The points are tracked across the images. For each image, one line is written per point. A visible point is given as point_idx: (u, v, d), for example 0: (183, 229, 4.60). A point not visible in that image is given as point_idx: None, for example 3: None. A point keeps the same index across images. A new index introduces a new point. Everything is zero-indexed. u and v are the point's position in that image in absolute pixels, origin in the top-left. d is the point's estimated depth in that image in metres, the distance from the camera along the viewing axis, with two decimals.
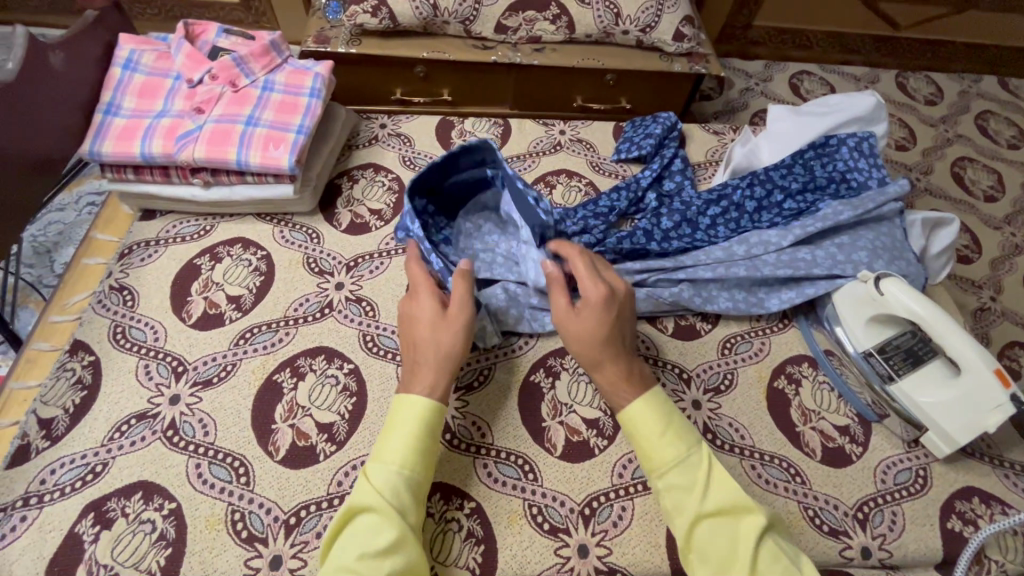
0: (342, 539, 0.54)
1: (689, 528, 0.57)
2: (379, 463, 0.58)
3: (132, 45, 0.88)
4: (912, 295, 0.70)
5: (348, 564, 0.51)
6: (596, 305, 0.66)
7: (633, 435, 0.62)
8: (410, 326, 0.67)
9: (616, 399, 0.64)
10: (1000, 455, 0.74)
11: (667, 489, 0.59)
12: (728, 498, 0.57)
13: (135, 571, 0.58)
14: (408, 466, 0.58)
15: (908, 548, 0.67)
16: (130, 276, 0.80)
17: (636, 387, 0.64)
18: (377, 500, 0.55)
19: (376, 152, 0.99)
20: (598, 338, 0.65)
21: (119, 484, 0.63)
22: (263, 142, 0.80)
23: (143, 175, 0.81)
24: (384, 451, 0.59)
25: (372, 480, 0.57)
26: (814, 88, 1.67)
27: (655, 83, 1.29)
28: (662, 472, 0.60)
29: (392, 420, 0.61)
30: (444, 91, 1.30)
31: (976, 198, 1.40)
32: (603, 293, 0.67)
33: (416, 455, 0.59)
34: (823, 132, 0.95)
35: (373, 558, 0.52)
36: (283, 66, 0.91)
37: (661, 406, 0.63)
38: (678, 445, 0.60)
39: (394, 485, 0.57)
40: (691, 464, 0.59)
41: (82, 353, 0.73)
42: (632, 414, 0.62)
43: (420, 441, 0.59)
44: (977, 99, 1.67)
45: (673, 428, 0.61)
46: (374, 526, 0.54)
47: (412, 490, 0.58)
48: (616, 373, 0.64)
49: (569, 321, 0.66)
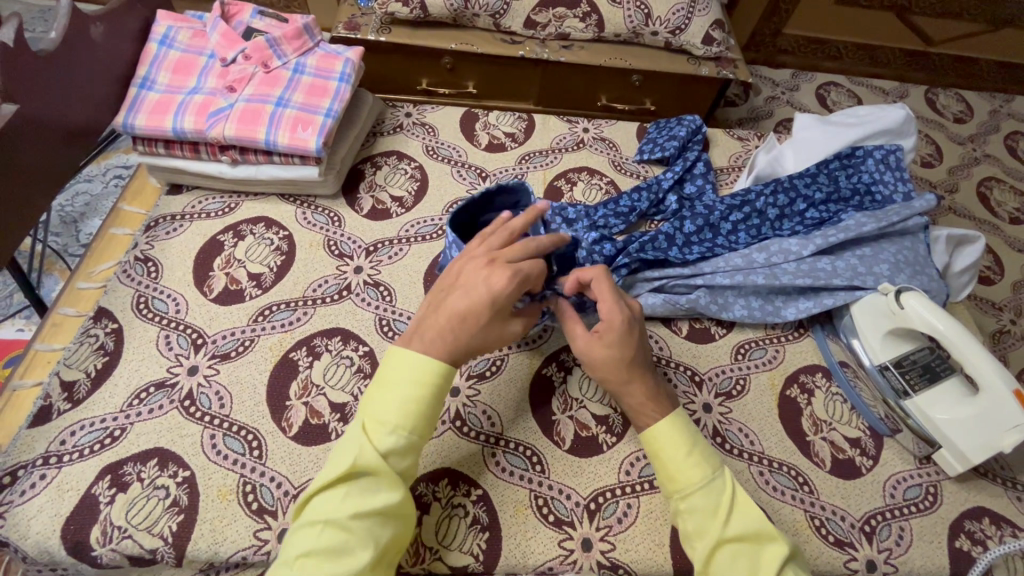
0: (333, 492, 0.53)
1: (710, 554, 0.56)
2: (386, 423, 0.55)
3: (169, 23, 0.90)
4: (933, 311, 0.70)
5: (341, 521, 0.51)
6: (620, 329, 0.62)
7: (660, 455, 0.61)
8: (483, 302, 0.59)
9: (641, 416, 0.63)
10: (1013, 477, 0.73)
11: (689, 512, 0.58)
12: (752, 524, 0.56)
13: (148, 535, 0.60)
14: (414, 432, 0.57)
15: (914, 564, 0.66)
16: (155, 248, 0.81)
17: (663, 408, 0.63)
18: (382, 465, 0.54)
19: (400, 140, 0.99)
20: (622, 362, 0.62)
21: (136, 449, 0.64)
22: (292, 124, 0.81)
23: (173, 150, 0.83)
24: (393, 412, 0.56)
25: (377, 440, 0.55)
26: (841, 99, 1.65)
27: (681, 86, 1.29)
28: (686, 495, 0.59)
29: (403, 378, 0.57)
30: (469, 83, 1.31)
31: (1001, 220, 1.37)
32: (626, 317, 0.63)
33: (421, 422, 0.57)
34: (849, 144, 0.95)
35: (370, 522, 0.52)
36: (315, 50, 0.92)
37: (686, 429, 0.62)
38: (704, 468, 0.59)
39: (399, 450, 0.55)
40: (715, 486, 0.59)
41: (106, 320, 0.74)
42: (659, 433, 0.62)
43: (429, 409, 0.58)
44: (1007, 119, 1.64)
45: (699, 451, 0.61)
46: (375, 489, 0.53)
47: (411, 453, 0.57)
48: (644, 394, 0.63)
49: (590, 349, 0.63)
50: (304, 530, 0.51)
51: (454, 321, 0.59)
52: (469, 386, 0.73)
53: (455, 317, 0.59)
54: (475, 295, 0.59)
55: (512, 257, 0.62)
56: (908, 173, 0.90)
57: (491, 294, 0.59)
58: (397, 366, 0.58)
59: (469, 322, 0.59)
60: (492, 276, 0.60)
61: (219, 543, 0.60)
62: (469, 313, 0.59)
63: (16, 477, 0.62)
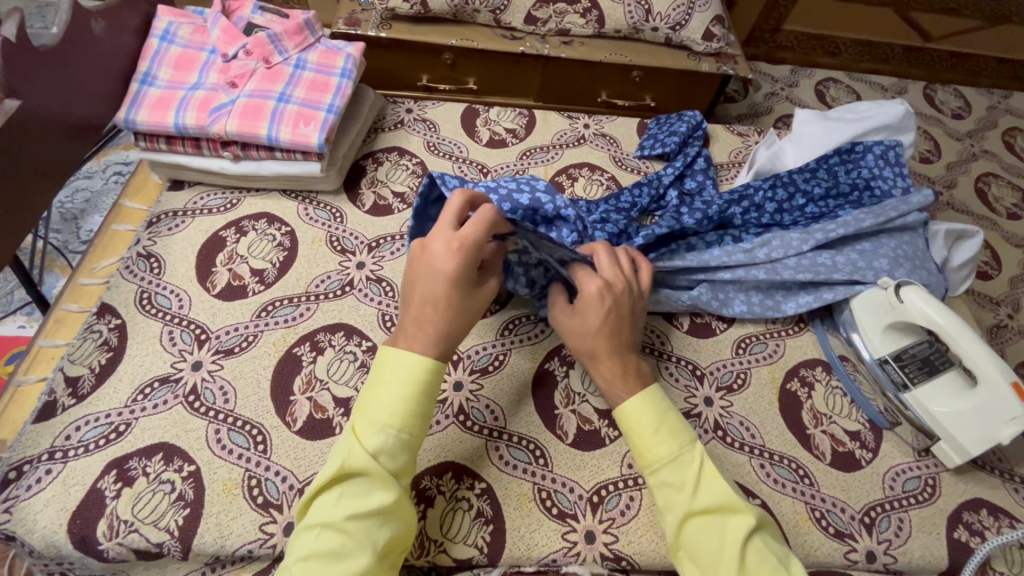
0: (330, 495, 0.54)
1: (679, 525, 0.56)
2: (376, 423, 0.56)
3: (169, 18, 0.89)
4: (932, 305, 0.70)
5: (337, 524, 0.51)
6: (593, 299, 0.63)
7: (629, 431, 0.61)
8: (446, 286, 0.59)
9: (614, 396, 0.64)
10: (1010, 470, 0.74)
11: (659, 486, 0.59)
12: (717, 495, 0.56)
13: (154, 529, 0.60)
14: (405, 430, 0.57)
15: (913, 555, 0.67)
16: (158, 244, 0.81)
17: (634, 385, 0.64)
18: (372, 464, 0.54)
19: (401, 136, 1.00)
20: (592, 331, 0.64)
21: (141, 444, 0.65)
22: (294, 119, 0.81)
23: (175, 146, 0.83)
24: (382, 411, 0.56)
25: (366, 440, 0.55)
26: (840, 96, 1.65)
27: (681, 82, 1.29)
28: (655, 470, 0.59)
29: (392, 376, 0.58)
30: (469, 79, 1.30)
31: (999, 215, 1.39)
32: (598, 285, 0.63)
33: (412, 418, 0.57)
34: (850, 138, 0.95)
35: (367, 522, 0.52)
36: (316, 45, 0.91)
37: (658, 404, 0.62)
38: (670, 444, 0.59)
39: (389, 449, 0.55)
40: (683, 461, 0.58)
41: (109, 316, 0.74)
42: (627, 410, 0.62)
43: (420, 405, 0.58)
44: (1005, 115, 1.64)
45: (668, 425, 0.60)
46: (369, 489, 0.53)
47: (406, 451, 0.57)
48: (611, 371, 0.64)
49: (569, 320, 0.66)
50: (306, 532, 0.52)
51: (427, 311, 0.59)
52: (473, 381, 0.73)
53: (424, 305, 0.59)
54: (437, 279, 0.59)
55: (452, 227, 0.60)
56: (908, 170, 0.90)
57: (449, 276, 0.59)
58: (387, 365, 0.58)
59: (444, 308, 0.59)
60: (444, 260, 0.59)
61: (224, 536, 0.60)
62: (438, 301, 0.59)
63: (22, 472, 0.63)
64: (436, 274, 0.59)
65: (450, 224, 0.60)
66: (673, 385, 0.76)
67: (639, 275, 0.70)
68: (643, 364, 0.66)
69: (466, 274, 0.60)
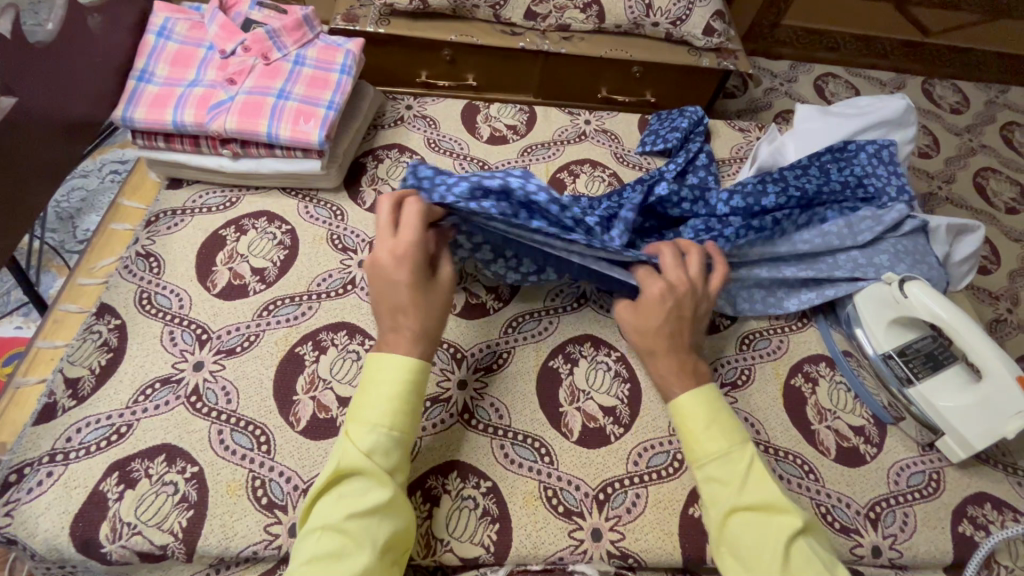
0: (328, 498, 0.54)
1: (723, 520, 0.57)
2: (367, 422, 0.56)
3: (166, 14, 0.88)
4: (936, 300, 0.70)
5: (336, 524, 0.51)
6: (655, 301, 0.65)
7: (681, 425, 0.62)
8: (409, 291, 0.61)
9: (669, 389, 0.65)
10: (1014, 464, 0.74)
11: (707, 480, 0.59)
12: (766, 494, 0.56)
13: (158, 531, 0.59)
14: (396, 427, 0.57)
15: (919, 549, 0.67)
16: (157, 244, 0.80)
17: (689, 381, 0.64)
18: (365, 462, 0.54)
19: (402, 133, 0.99)
20: (654, 330, 0.65)
21: (143, 445, 0.64)
22: (294, 116, 0.80)
23: (173, 144, 0.82)
24: (372, 411, 0.57)
25: (358, 439, 0.55)
26: (840, 90, 1.63)
27: (681, 78, 1.28)
28: (702, 465, 0.60)
29: (376, 379, 0.58)
30: (469, 75, 1.29)
31: (997, 209, 1.39)
32: (660, 288, 0.65)
33: (402, 415, 0.57)
34: (853, 133, 0.94)
35: (364, 521, 0.52)
36: (315, 42, 0.90)
37: (713, 400, 0.62)
38: (723, 440, 0.60)
39: (382, 447, 0.55)
40: (733, 458, 0.59)
41: (109, 316, 0.73)
42: (682, 404, 0.62)
43: (409, 402, 0.58)
44: (1003, 109, 1.64)
45: (722, 423, 0.61)
46: (365, 487, 0.53)
47: (400, 449, 0.57)
48: (670, 367, 0.65)
49: (631, 316, 0.67)
50: (309, 535, 0.52)
51: (399, 318, 0.61)
52: (477, 379, 0.73)
53: (393, 313, 0.61)
54: (395, 286, 0.61)
55: (389, 233, 0.62)
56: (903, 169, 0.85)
57: (408, 283, 0.61)
58: (371, 370, 0.59)
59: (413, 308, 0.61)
60: (395, 270, 0.61)
61: (229, 538, 0.60)
62: (405, 305, 0.61)
63: (23, 475, 0.62)
64: (389, 282, 0.61)
65: (386, 231, 0.62)
66: None
67: (711, 278, 0.69)
68: (701, 363, 0.66)
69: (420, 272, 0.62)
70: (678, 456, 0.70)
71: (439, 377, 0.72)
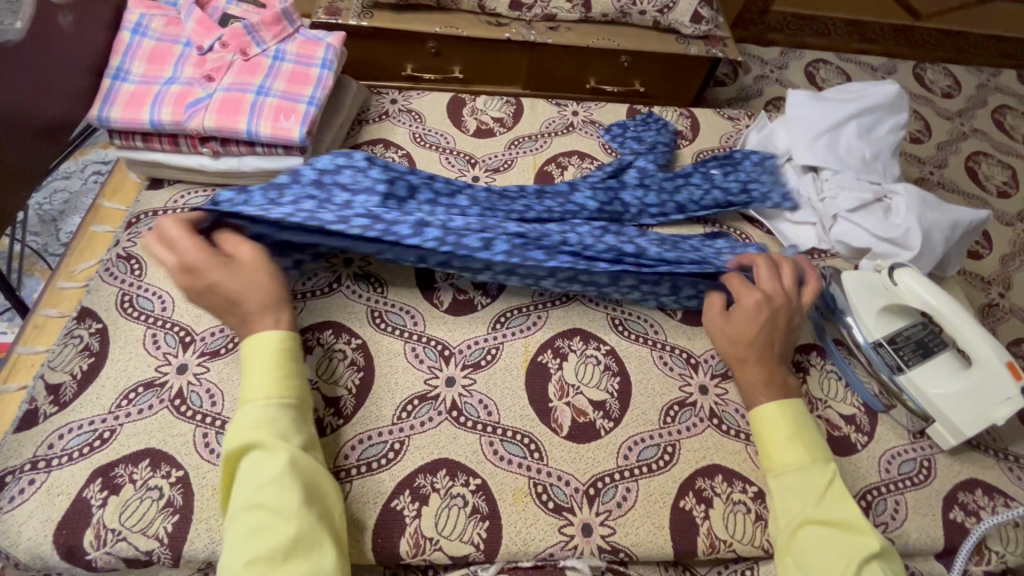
0: (235, 483, 0.54)
1: (794, 529, 0.57)
2: (247, 402, 0.57)
3: (141, 10, 0.86)
4: (925, 286, 0.70)
5: (248, 502, 0.51)
6: (751, 309, 0.67)
7: (760, 435, 0.64)
8: (224, 283, 0.62)
9: (752, 396, 0.66)
10: (1004, 449, 0.74)
11: (781, 490, 0.60)
12: (842, 512, 0.56)
13: (143, 536, 0.59)
14: (279, 396, 0.57)
15: (910, 537, 0.67)
16: (138, 245, 0.79)
17: (777, 394, 0.65)
18: (257, 434, 0.54)
19: (387, 128, 0.97)
20: (748, 338, 0.67)
21: (127, 450, 0.63)
22: (273, 113, 0.79)
23: (151, 143, 0.80)
24: (253, 390, 0.57)
25: (247, 415, 0.56)
26: (830, 77, 1.59)
27: (670, 66, 1.27)
28: (779, 474, 0.60)
29: (250, 361, 0.59)
30: (455, 68, 1.28)
31: (989, 194, 1.38)
32: (758, 299, 0.68)
33: (283, 382, 0.58)
34: (847, 118, 0.93)
35: (273, 489, 0.51)
36: (294, 36, 0.88)
37: (796, 414, 0.64)
38: (804, 453, 0.61)
39: (269, 417, 0.56)
40: (813, 472, 0.59)
41: (90, 320, 0.72)
42: (763, 414, 0.64)
43: (286, 371, 0.59)
44: (995, 93, 1.63)
45: (802, 437, 0.62)
46: (261, 459, 0.53)
47: (290, 415, 0.57)
48: (759, 375, 0.66)
49: (726, 325, 0.68)
50: (235, 520, 0.51)
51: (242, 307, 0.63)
52: (465, 376, 0.72)
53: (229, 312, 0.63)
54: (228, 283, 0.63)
55: (168, 256, 0.63)
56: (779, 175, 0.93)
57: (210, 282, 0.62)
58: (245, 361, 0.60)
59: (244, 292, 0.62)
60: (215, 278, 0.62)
61: (215, 542, 0.59)
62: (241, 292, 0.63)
63: (5, 483, 0.61)
64: (208, 288, 0.62)
65: (168, 258, 0.63)
66: (666, 374, 0.75)
67: (803, 291, 0.72)
68: (789, 377, 0.68)
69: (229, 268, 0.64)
70: (669, 449, 0.69)
71: (427, 375, 0.72)
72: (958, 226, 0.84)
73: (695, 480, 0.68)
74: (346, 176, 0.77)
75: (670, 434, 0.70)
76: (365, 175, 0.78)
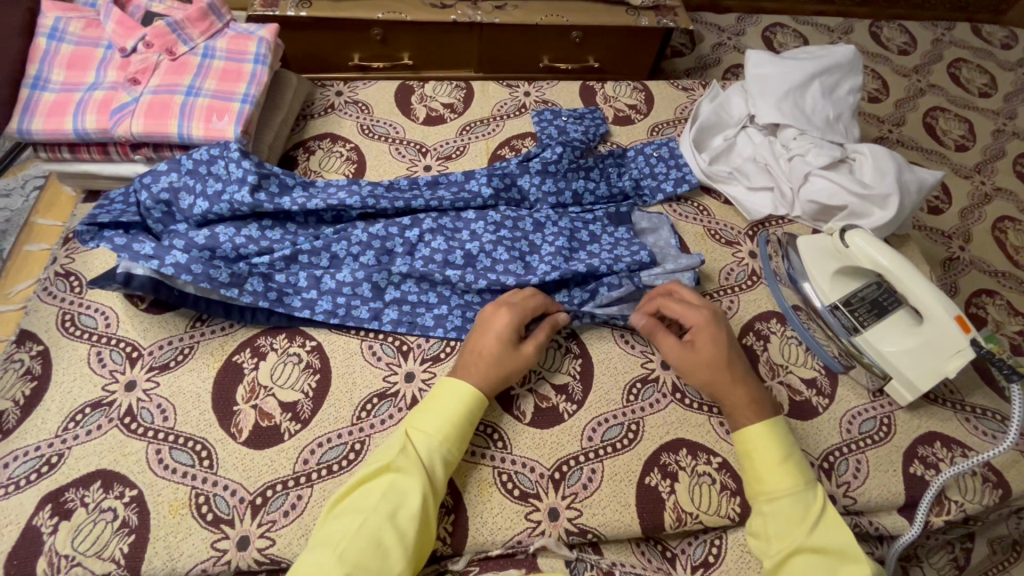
0: (369, 487, 0.57)
1: (785, 556, 0.56)
2: (424, 432, 0.60)
3: (56, 13, 0.81)
4: (875, 248, 0.70)
5: (375, 515, 0.54)
6: (707, 329, 0.68)
7: (751, 455, 0.63)
8: (505, 347, 0.65)
9: (739, 417, 0.65)
10: (962, 400, 0.75)
11: (773, 514, 0.59)
12: (835, 540, 0.56)
13: (98, 560, 0.57)
14: (449, 440, 0.60)
15: (872, 494, 0.68)
16: (77, 261, 0.76)
17: (764, 412, 0.65)
18: (419, 467, 0.58)
19: (333, 121, 0.95)
20: (717, 357, 0.67)
21: (77, 474, 0.61)
22: (206, 113, 0.76)
23: (79, 154, 0.78)
24: (429, 423, 0.61)
25: (414, 445, 0.59)
26: (788, 41, 1.56)
27: (623, 39, 1.25)
28: (771, 499, 0.59)
29: (442, 399, 0.62)
30: (404, 54, 1.25)
31: (947, 148, 1.40)
32: (707, 315, 0.69)
33: (455, 432, 0.61)
34: (804, 78, 0.92)
35: (413, 517, 0.55)
36: (224, 31, 0.85)
37: (784, 439, 0.63)
38: (796, 478, 0.60)
39: (435, 456, 0.59)
40: (806, 497, 0.59)
41: (30, 343, 0.70)
42: (753, 436, 0.63)
43: (464, 429, 0.62)
44: (951, 46, 1.62)
45: (793, 461, 0.61)
46: (408, 488, 0.56)
47: (445, 459, 0.60)
48: (746, 396, 0.65)
49: (690, 351, 0.68)
50: (351, 522, 0.54)
51: (489, 364, 0.65)
52: (424, 370, 0.71)
53: (485, 358, 0.65)
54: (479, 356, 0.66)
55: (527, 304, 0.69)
56: (682, 160, 0.93)
57: (508, 344, 0.65)
58: (435, 392, 0.64)
59: (489, 381, 0.64)
60: (488, 345, 0.66)
61: (175, 559, 0.58)
62: (509, 371, 0.65)
63: None
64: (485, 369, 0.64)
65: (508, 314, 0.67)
66: (629, 352, 0.75)
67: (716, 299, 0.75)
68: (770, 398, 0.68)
69: (469, 351, 0.66)
70: (633, 427, 0.69)
71: (386, 372, 0.70)
72: (924, 188, 0.84)
73: (660, 455, 0.68)
74: (221, 167, 0.74)
75: (633, 412, 0.70)
76: (237, 166, 0.73)
